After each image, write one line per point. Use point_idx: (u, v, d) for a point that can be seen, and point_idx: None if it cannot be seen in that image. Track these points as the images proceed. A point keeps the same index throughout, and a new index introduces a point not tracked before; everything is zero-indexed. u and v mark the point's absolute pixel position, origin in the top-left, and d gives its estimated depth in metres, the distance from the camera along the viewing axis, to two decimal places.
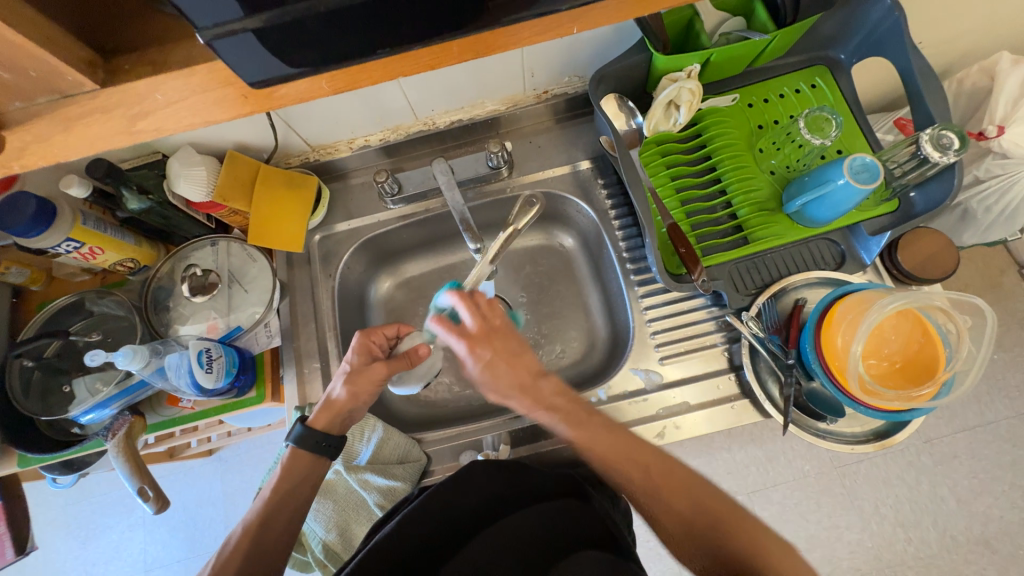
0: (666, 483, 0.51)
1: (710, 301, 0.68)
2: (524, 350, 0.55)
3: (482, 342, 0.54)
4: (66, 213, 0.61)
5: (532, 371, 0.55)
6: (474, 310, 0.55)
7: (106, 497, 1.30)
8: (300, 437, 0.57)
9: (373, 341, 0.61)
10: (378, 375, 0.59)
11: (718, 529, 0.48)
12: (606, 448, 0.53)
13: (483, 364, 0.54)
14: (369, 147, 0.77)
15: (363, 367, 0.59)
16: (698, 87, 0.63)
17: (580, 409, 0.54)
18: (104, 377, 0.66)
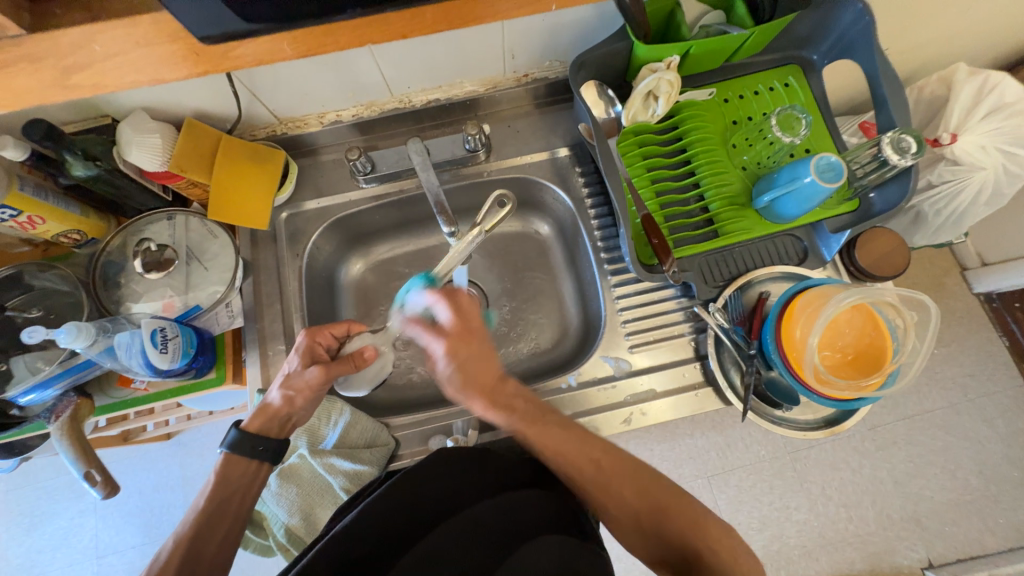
0: (611, 476, 0.52)
1: (679, 292, 0.70)
2: (494, 353, 0.56)
3: (458, 341, 0.55)
4: (1, 177, 0.56)
5: (494, 375, 0.56)
6: (452, 309, 0.57)
7: (53, 482, 1.23)
8: (235, 442, 0.55)
9: (318, 342, 0.60)
10: (316, 379, 0.57)
11: (665, 517, 0.51)
12: (554, 446, 0.53)
13: (454, 359, 0.55)
14: (341, 123, 0.74)
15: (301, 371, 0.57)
16: (676, 78, 0.63)
17: (535, 409, 0.56)
18: (47, 356, 0.61)
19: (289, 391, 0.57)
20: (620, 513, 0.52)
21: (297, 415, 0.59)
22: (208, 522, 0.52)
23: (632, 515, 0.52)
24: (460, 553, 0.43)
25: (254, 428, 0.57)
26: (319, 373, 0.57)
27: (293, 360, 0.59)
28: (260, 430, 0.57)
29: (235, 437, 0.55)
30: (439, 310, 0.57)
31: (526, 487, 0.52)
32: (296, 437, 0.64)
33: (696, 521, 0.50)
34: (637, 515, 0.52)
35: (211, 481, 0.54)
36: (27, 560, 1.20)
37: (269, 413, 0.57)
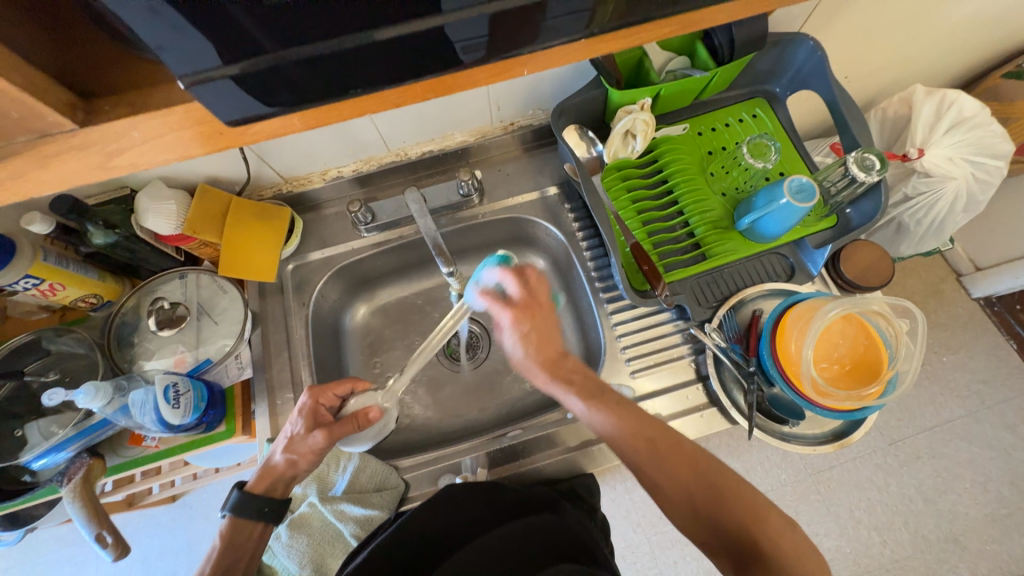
0: (667, 455, 0.53)
1: (675, 315, 0.72)
2: (557, 329, 0.59)
3: (523, 313, 0.58)
4: (26, 249, 0.60)
5: (556, 349, 0.59)
6: (520, 281, 0.59)
7: (55, 556, 1.20)
8: (238, 504, 0.55)
9: (321, 403, 0.60)
10: (318, 443, 0.56)
11: (720, 500, 0.50)
12: (619, 421, 0.55)
13: (519, 331, 0.59)
14: (342, 178, 0.79)
15: (304, 435, 0.57)
16: (651, 117, 0.68)
17: (594, 383, 0.58)
18: (61, 419, 0.63)
19: (291, 456, 0.56)
20: (674, 492, 0.52)
21: (301, 475, 0.58)
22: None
23: (686, 498, 0.51)
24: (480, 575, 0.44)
25: (257, 489, 0.56)
26: (322, 437, 0.56)
27: (296, 422, 0.58)
28: (262, 492, 0.56)
29: (237, 500, 0.54)
30: (508, 285, 0.60)
31: (540, 513, 0.52)
32: (305, 484, 0.65)
33: (748, 510, 0.49)
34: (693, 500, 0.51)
35: (218, 547, 0.54)
36: None
37: (271, 474, 0.57)
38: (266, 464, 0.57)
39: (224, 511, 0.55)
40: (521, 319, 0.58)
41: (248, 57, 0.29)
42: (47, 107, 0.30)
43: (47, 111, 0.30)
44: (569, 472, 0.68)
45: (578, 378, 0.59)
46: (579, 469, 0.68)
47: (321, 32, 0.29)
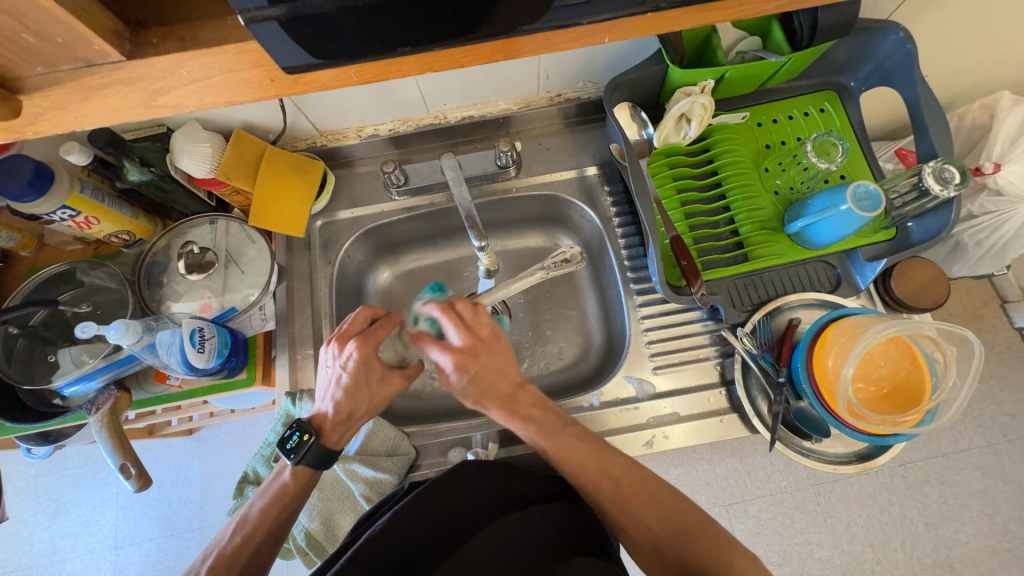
0: (632, 495, 0.51)
1: (706, 315, 0.69)
2: (512, 363, 0.55)
3: (467, 357, 0.53)
4: (64, 179, 0.60)
5: (511, 383, 0.55)
6: (462, 326, 0.54)
7: (80, 469, 1.28)
8: (309, 453, 0.55)
9: (371, 348, 0.56)
10: (396, 388, 0.59)
11: (686, 554, 0.48)
12: (576, 461, 0.53)
13: (448, 368, 0.53)
14: (378, 136, 0.76)
15: (382, 380, 0.57)
16: (710, 102, 0.63)
17: (553, 418, 0.55)
18: (92, 349, 0.64)
19: (350, 399, 0.56)
20: (659, 533, 0.50)
21: (358, 415, 0.58)
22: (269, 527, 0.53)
23: (652, 541, 0.50)
24: (499, 561, 0.44)
25: (335, 443, 0.57)
26: (399, 378, 0.59)
27: (343, 366, 0.55)
28: (338, 442, 0.57)
29: (316, 455, 0.55)
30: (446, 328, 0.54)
31: (554, 500, 0.53)
32: None
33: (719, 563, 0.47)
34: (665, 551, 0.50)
35: (273, 488, 0.55)
36: (50, 544, 1.25)
37: (354, 423, 0.58)
38: (344, 419, 0.57)
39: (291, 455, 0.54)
40: (470, 356, 0.53)
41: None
42: (94, 35, 0.28)
43: (93, 39, 0.28)
44: None
45: (536, 413, 0.56)
46: None
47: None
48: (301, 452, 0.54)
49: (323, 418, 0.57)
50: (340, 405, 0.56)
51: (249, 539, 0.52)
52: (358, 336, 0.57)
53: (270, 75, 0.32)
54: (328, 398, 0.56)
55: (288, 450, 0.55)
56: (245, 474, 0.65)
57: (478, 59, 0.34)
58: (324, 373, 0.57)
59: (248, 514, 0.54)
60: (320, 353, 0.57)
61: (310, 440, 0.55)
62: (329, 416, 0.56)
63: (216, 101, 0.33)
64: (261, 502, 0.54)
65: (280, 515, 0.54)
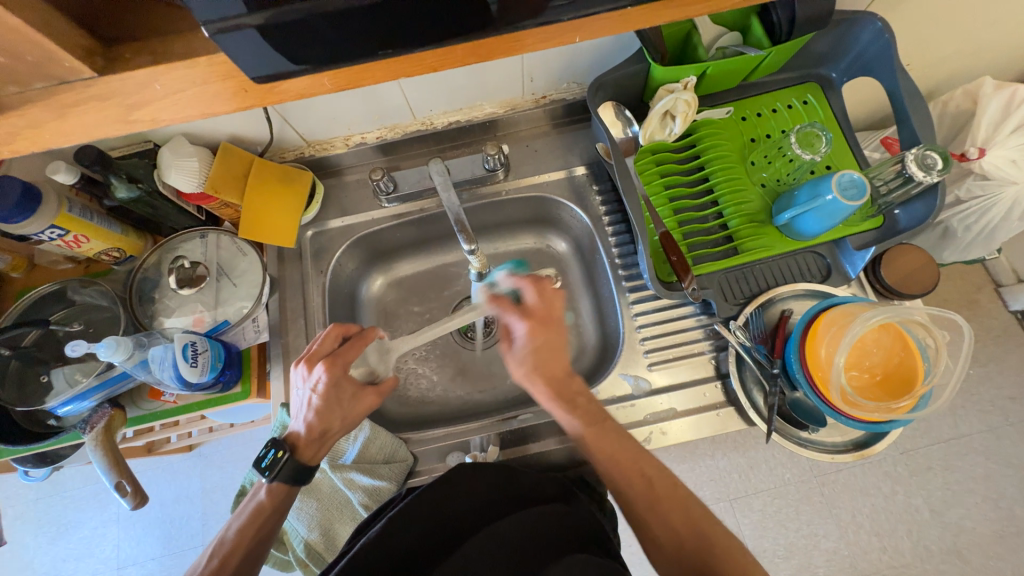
0: (662, 498, 0.52)
1: (699, 310, 0.69)
2: (567, 347, 0.58)
3: (540, 324, 0.57)
4: (52, 199, 0.60)
5: (565, 368, 0.58)
6: (538, 290, 0.58)
7: (80, 491, 1.27)
8: (282, 468, 0.55)
9: (338, 369, 0.57)
10: (369, 405, 0.59)
11: (708, 556, 0.48)
12: (614, 453, 0.54)
13: (534, 337, 0.57)
14: (365, 144, 0.76)
15: (354, 397, 0.57)
16: (693, 98, 0.64)
17: (596, 409, 0.57)
18: (84, 368, 0.64)
19: (320, 417, 0.56)
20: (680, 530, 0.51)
21: (332, 433, 0.57)
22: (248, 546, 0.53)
23: (675, 542, 0.50)
24: (494, 563, 0.44)
25: (311, 458, 0.56)
26: (372, 395, 0.59)
27: (311, 385, 0.56)
28: (314, 458, 0.57)
29: (288, 473, 0.55)
30: (524, 292, 0.58)
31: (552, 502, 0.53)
32: None
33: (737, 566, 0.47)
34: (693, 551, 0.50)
35: (251, 506, 0.55)
36: (53, 568, 1.24)
37: (329, 439, 0.57)
38: (318, 436, 0.56)
39: (266, 473, 0.55)
40: (542, 325, 0.57)
41: (273, 7, 0.26)
42: (66, 52, 0.28)
43: (64, 55, 0.28)
44: (578, 460, 0.66)
45: (580, 402, 0.57)
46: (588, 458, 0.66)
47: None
48: (275, 469, 0.54)
49: (297, 435, 0.56)
50: (312, 423, 0.56)
51: (228, 560, 0.52)
52: (327, 356, 0.58)
53: (244, 85, 0.32)
54: (301, 416, 0.56)
55: (264, 468, 0.55)
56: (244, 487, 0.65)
57: (452, 61, 0.34)
58: (295, 395, 0.58)
59: (225, 534, 0.54)
60: (292, 372, 0.57)
61: (284, 456, 0.55)
62: (304, 434, 0.56)
63: (191, 114, 0.33)
64: (238, 523, 0.54)
65: (257, 534, 0.54)
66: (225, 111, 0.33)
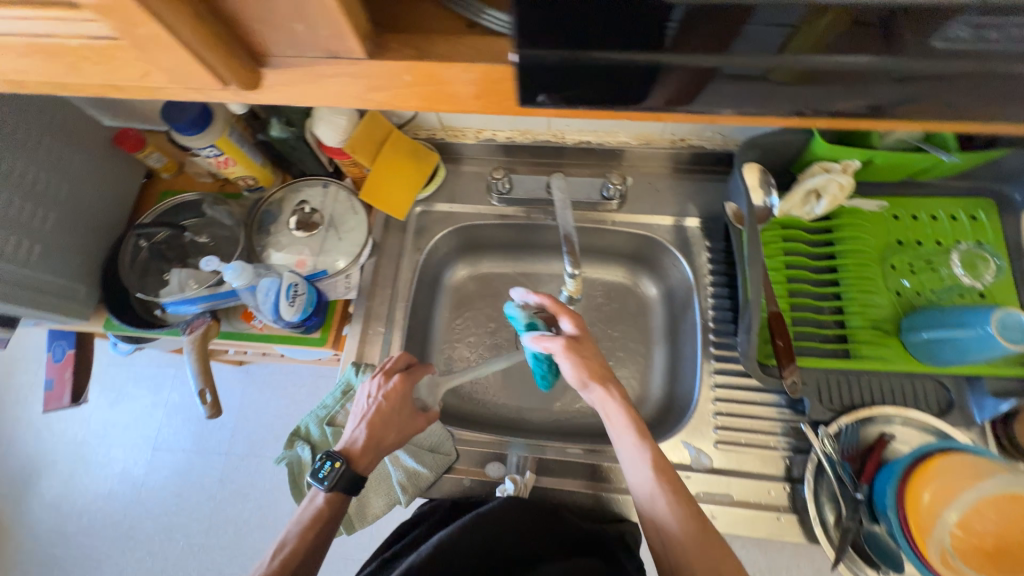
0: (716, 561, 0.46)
1: (785, 402, 0.64)
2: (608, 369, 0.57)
3: (574, 344, 0.58)
4: (219, 121, 0.66)
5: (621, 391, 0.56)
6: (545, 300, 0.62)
7: (143, 370, 1.46)
8: (339, 476, 0.54)
9: (404, 384, 0.61)
10: (418, 429, 0.62)
11: None
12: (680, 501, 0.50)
13: (580, 365, 0.56)
14: (494, 141, 0.78)
15: (410, 416, 0.61)
16: (849, 183, 0.60)
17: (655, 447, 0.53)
18: (197, 277, 0.71)
19: (375, 429, 0.58)
20: None
21: (383, 448, 0.59)
22: (309, 550, 0.52)
23: None
24: None
25: (365, 468, 0.57)
26: (422, 418, 0.63)
27: (376, 395, 0.60)
28: (367, 469, 0.57)
29: (346, 482, 0.55)
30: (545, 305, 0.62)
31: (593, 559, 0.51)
32: None
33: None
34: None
35: (308, 514, 0.54)
36: (103, 427, 1.42)
37: (383, 451, 0.59)
38: (373, 447, 0.58)
39: (323, 481, 0.54)
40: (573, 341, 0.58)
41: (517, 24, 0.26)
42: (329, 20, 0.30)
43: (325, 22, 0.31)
44: (615, 515, 0.63)
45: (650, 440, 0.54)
46: (626, 516, 0.63)
47: (604, 25, 0.27)
48: (332, 479, 0.54)
49: (352, 447, 0.57)
50: (371, 430, 0.58)
51: (287, 565, 0.50)
52: (400, 371, 0.62)
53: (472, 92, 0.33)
54: (362, 426, 0.58)
55: (320, 480, 0.54)
56: (299, 428, 0.67)
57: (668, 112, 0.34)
58: (357, 403, 0.61)
59: (284, 539, 0.52)
60: (362, 383, 0.61)
61: (341, 467, 0.55)
62: (361, 443, 0.57)
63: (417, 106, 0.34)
64: (297, 528, 0.53)
65: (318, 538, 0.53)
66: (445, 108, 0.34)
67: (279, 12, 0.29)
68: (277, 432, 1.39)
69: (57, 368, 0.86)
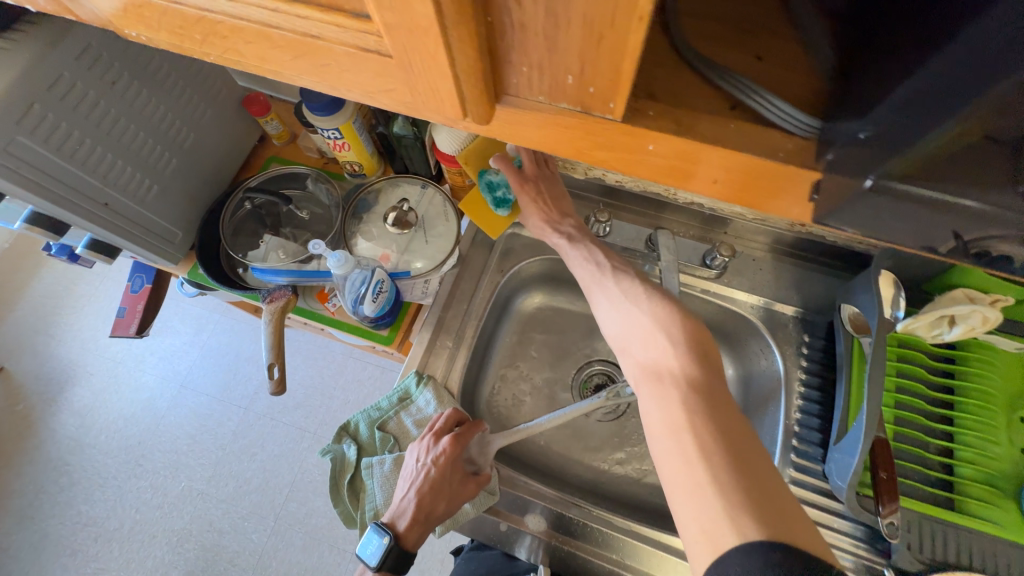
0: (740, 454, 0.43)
1: (862, 536, 0.58)
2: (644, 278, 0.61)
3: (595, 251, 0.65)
4: (349, 109, 0.67)
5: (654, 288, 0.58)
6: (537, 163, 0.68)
7: (190, 308, 1.52)
8: (387, 551, 0.58)
9: (452, 452, 0.60)
10: (470, 494, 0.61)
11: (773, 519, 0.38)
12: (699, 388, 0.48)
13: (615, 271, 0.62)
14: (602, 181, 0.76)
15: (459, 484, 0.60)
16: (996, 318, 0.54)
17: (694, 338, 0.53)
18: (287, 249, 0.71)
19: (424, 498, 0.59)
20: None
21: (433, 517, 0.59)
22: None
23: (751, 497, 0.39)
24: None
25: (414, 542, 0.59)
26: (472, 483, 0.61)
27: (426, 462, 0.60)
28: (417, 540, 0.59)
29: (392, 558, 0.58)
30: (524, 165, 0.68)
31: None
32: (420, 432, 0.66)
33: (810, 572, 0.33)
34: (773, 564, 0.34)
35: None
36: (142, 353, 1.48)
37: (432, 522, 0.59)
38: (423, 517, 0.59)
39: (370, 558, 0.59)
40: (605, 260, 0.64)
41: None
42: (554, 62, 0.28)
43: None
44: None
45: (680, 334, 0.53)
46: None
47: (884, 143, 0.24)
48: (383, 555, 0.58)
49: (402, 516, 0.59)
50: (420, 500, 0.59)
51: None
52: (450, 433, 0.62)
53: (673, 164, 0.30)
54: (411, 494, 0.59)
55: (371, 556, 0.59)
56: (347, 423, 0.66)
57: None
58: (408, 466, 0.62)
59: None
60: (412, 447, 0.62)
61: (390, 542, 0.58)
62: (409, 514, 0.59)
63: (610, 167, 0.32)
64: None
65: None
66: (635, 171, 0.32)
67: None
68: (299, 399, 1.41)
69: (131, 298, 0.89)
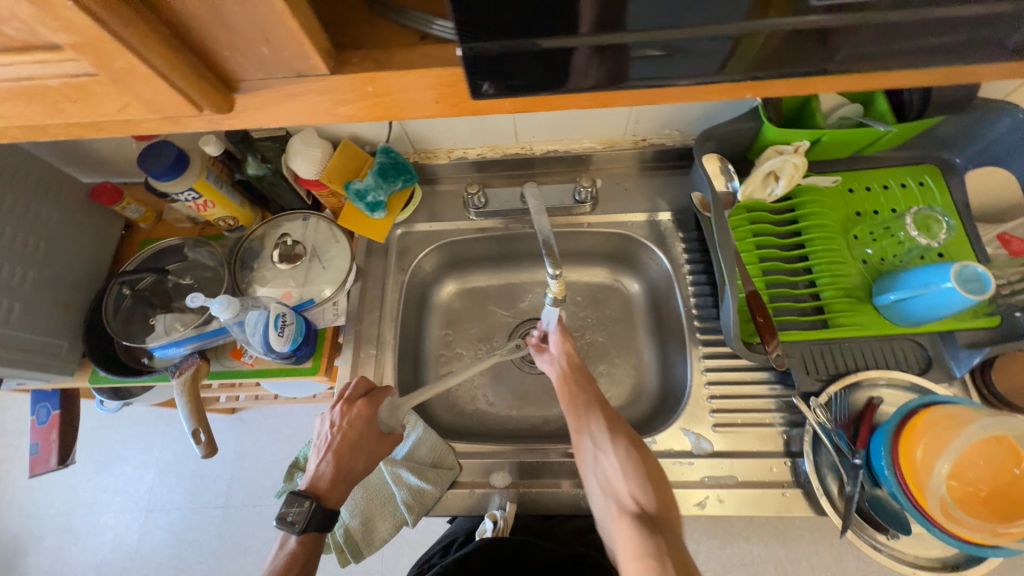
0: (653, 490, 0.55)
1: (776, 378, 0.66)
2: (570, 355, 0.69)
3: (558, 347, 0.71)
4: (196, 166, 0.68)
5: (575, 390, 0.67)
6: None
7: (131, 429, 1.43)
8: (310, 514, 0.56)
9: (366, 408, 0.63)
10: (386, 452, 0.63)
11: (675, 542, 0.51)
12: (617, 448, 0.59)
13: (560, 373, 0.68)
14: (466, 158, 0.81)
15: (376, 440, 0.62)
16: (803, 162, 0.63)
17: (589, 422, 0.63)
18: (184, 319, 0.71)
19: (340, 456, 0.60)
20: None
21: (351, 475, 0.60)
22: None
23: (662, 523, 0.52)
24: None
25: (335, 502, 0.58)
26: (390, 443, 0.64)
27: (339, 425, 0.61)
28: (338, 501, 0.59)
29: (317, 521, 0.56)
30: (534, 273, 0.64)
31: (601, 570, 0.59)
32: None
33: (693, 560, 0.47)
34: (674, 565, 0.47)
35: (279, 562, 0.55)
36: (92, 495, 1.37)
37: (351, 481, 0.60)
38: (343, 476, 0.59)
39: (297, 524, 0.55)
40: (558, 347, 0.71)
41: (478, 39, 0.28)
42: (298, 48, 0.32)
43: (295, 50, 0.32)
44: None
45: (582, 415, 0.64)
46: None
47: None
48: (305, 519, 0.55)
49: (319, 481, 0.59)
50: (338, 461, 0.60)
51: None
52: (364, 396, 0.64)
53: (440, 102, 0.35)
54: (327, 457, 0.60)
55: (291, 521, 0.55)
56: (298, 459, 0.67)
57: None
58: (320, 433, 0.62)
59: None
60: (325, 412, 0.62)
61: (312, 505, 0.56)
62: (328, 476, 0.59)
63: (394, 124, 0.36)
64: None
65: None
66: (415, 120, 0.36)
67: (259, 44, 0.31)
68: (274, 475, 1.35)
69: (42, 431, 0.84)
